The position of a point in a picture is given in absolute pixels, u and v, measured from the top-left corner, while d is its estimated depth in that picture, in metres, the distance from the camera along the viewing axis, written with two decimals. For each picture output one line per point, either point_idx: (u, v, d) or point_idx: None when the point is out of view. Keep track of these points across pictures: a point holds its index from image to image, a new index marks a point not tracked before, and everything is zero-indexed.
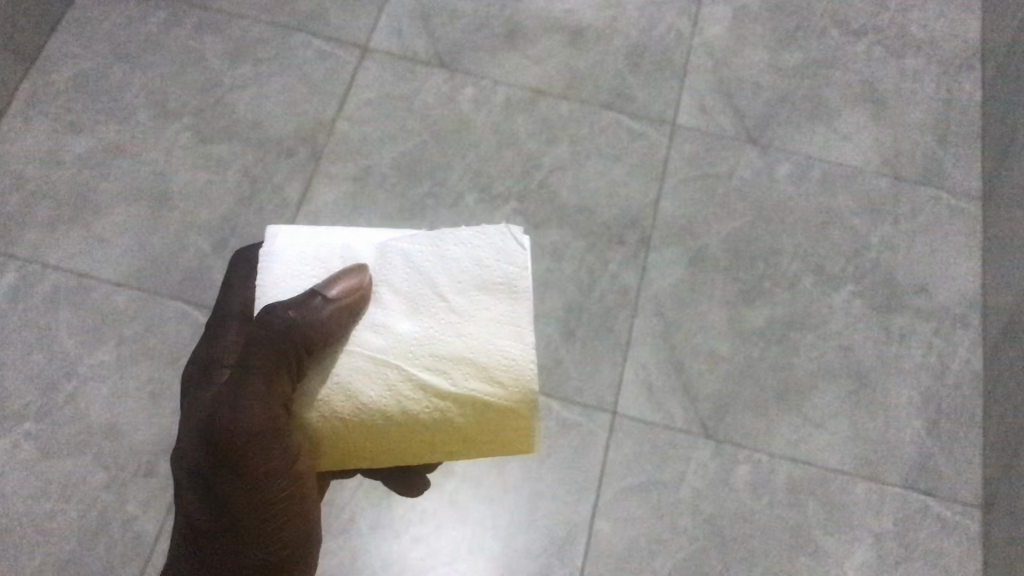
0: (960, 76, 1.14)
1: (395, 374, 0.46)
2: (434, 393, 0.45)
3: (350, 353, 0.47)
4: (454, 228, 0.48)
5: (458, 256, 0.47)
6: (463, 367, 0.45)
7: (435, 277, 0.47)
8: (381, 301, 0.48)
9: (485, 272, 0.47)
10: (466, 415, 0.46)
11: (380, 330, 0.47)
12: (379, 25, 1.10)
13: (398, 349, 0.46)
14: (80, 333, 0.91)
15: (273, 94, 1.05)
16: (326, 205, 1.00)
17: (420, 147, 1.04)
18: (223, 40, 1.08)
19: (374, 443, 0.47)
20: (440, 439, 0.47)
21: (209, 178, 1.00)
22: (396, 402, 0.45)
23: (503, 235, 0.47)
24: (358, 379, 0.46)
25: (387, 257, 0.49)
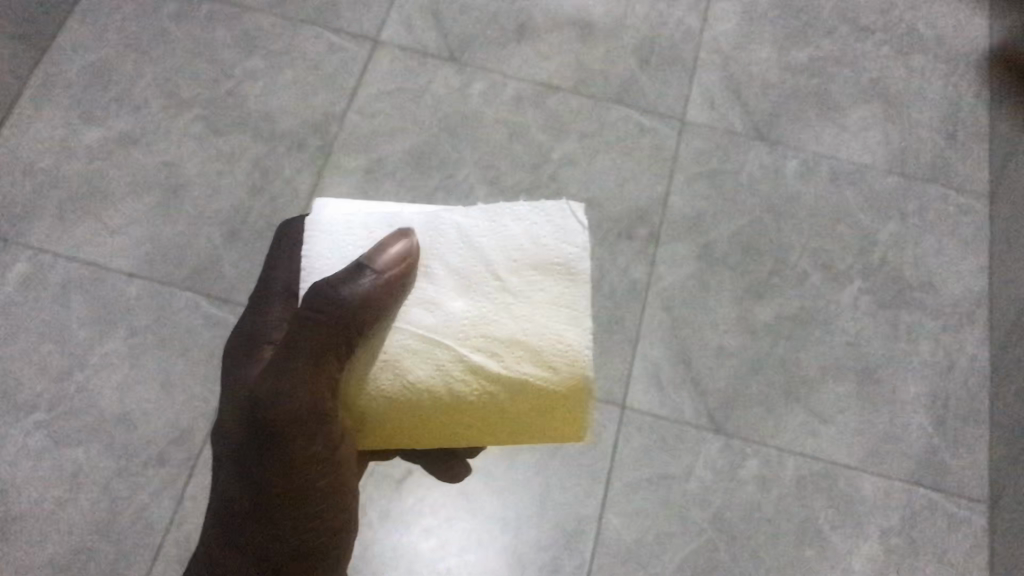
0: (969, 74, 1.15)
1: (445, 354, 0.43)
2: (483, 377, 0.43)
3: (398, 331, 0.44)
4: (512, 202, 0.45)
5: (516, 231, 0.45)
6: (516, 352, 0.43)
7: (489, 253, 0.44)
8: (431, 277, 0.45)
9: (544, 249, 0.44)
10: (515, 400, 0.44)
11: (429, 306, 0.44)
12: (389, 18, 1.11)
13: (448, 328, 0.43)
14: (91, 322, 0.91)
15: (283, 87, 1.05)
16: (337, 197, 1.00)
17: (430, 140, 1.05)
18: (233, 32, 1.08)
19: (419, 423, 0.45)
20: (488, 421, 0.45)
21: (220, 169, 1.00)
22: (444, 385, 0.43)
23: (564, 213, 0.45)
24: (405, 359, 0.44)
25: (439, 228, 0.46)
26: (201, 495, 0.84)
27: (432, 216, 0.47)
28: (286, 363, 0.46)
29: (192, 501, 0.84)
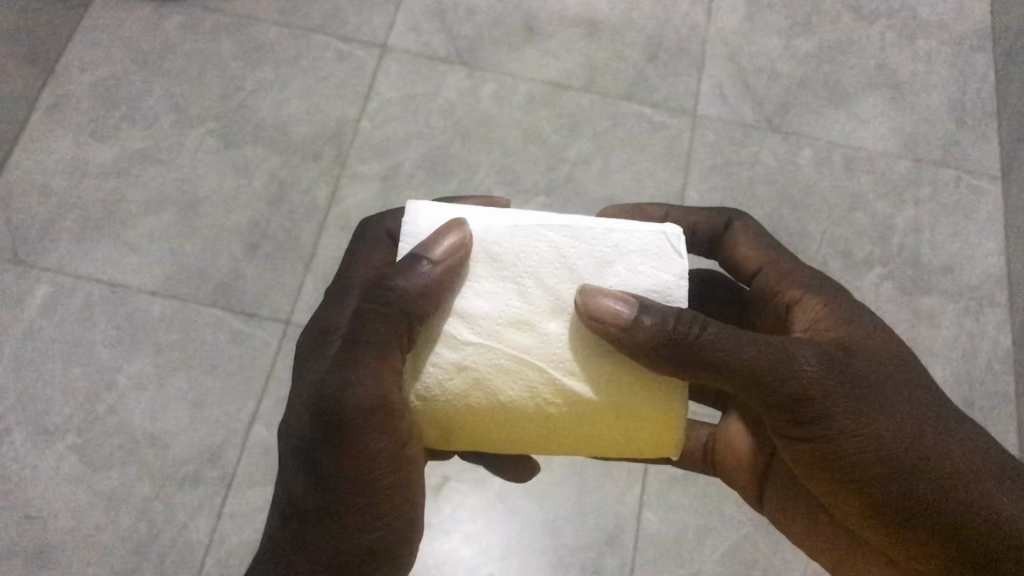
0: (973, 58, 1.16)
1: (538, 376, 0.48)
2: (575, 398, 0.48)
3: (495, 351, 0.48)
4: (611, 225, 0.50)
5: (612, 261, 0.50)
6: (607, 378, 0.49)
7: (589, 280, 0.49)
8: (529, 297, 0.49)
9: (643, 280, 0.50)
10: (601, 422, 0.49)
11: (523, 328, 0.48)
12: (395, 24, 1.11)
13: (546, 352, 0.48)
14: (116, 344, 0.90)
15: (295, 98, 1.05)
16: (356, 205, 0.99)
17: (446, 145, 1.05)
18: (241, 45, 1.08)
19: (499, 433, 0.49)
20: (566, 435, 0.50)
21: (236, 183, 1.00)
22: (535, 401, 0.48)
23: (664, 241, 0.50)
24: (501, 378, 0.48)
25: (534, 246, 0.50)
26: (241, 512, 0.84)
27: (521, 226, 0.50)
28: (354, 360, 0.50)
29: (232, 518, 0.84)
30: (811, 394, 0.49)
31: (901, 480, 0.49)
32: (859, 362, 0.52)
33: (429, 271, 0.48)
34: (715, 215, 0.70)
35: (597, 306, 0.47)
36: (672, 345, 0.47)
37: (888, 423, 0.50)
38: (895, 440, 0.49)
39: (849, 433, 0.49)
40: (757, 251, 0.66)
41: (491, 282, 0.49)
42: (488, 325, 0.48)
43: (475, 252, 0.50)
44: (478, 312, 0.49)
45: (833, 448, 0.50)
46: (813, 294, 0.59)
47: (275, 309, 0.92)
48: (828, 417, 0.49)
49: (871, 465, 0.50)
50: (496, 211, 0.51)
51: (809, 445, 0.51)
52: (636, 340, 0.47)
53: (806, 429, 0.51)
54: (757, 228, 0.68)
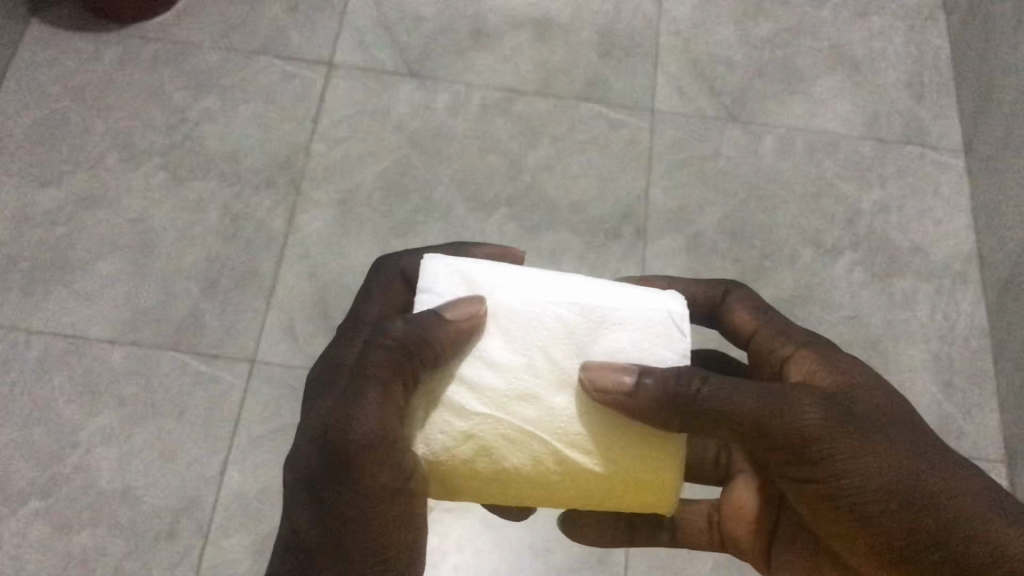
0: (926, 31, 1.15)
1: (540, 445, 0.46)
2: (575, 468, 0.46)
3: (499, 421, 0.46)
4: (619, 302, 0.50)
5: (615, 330, 0.49)
6: (611, 446, 0.47)
7: (594, 350, 0.48)
8: (535, 369, 0.47)
9: (645, 356, 0.49)
10: (601, 489, 0.47)
11: (530, 400, 0.47)
12: (341, 40, 1.08)
13: (553, 422, 0.46)
14: (77, 398, 0.87)
15: (242, 124, 1.02)
16: (313, 232, 0.97)
17: (402, 162, 1.02)
18: (183, 74, 1.04)
19: (499, 497, 0.48)
20: (566, 500, 0.48)
21: (189, 219, 0.96)
22: (539, 470, 0.46)
23: (670, 323, 0.49)
24: (505, 448, 0.46)
25: (540, 316, 0.48)
26: (221, 563, 0.81)
27: (530, 293, 0.49)
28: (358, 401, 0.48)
29: (212, 570, 0.81)
30: (810, 434, 0.49)
31: (905, 518, 0.48)
32: (859, 407, 0.51)
33: (440, 323, 0.46)
34: (711, 287, 0.68)
35: (603, 374, 0.46)
36: (674, 405, 0.47)
37: (888, 466, 0.49)
38: (897, 479, 0.49)
39: (849, 473, 0.49)
40: (754, 315, 0.64)
41: (498, 352, 0.48)
42: (498, 395, 0.47)
43: (489, 321, 0.49)
44: (488, 382, 0.47)
45: (834, 488, 0.50)
46: (808, 349, 0.58)
47: (239, 348, 0.90)
48: (829, 459, 0.49)
49: (875, 501, 0.49)
50: (510, 269, 0.51)
51: (813, 488, 0.51)
52: (639, 405, 0.46)
53: (809, 472, 0.50)
54: (752, 296, 0.66)
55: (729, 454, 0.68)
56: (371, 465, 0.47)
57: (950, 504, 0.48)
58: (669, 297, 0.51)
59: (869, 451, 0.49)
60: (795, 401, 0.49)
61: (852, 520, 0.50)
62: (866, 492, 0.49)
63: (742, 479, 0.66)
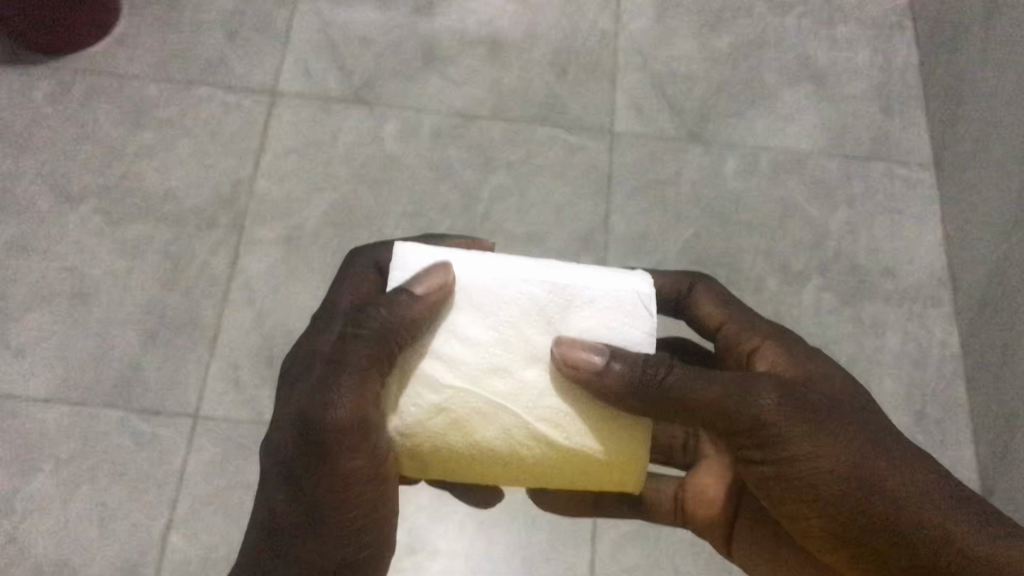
0: (893, 39, 1.12)
1: (513, 421, 0.49)
2: (546, 442, 0.49)
3: (472, 396, 0.49)
4: (585, 282, 0.52)
5: (583, 309, 0.52)
6: (575, 421, 0.50)
7: (562, 329, 0.51)
8: (507, 345, 0.50)
9: (611, 333, 0.52)
10: (565, 465, 0.50)
11: (501, 374, 0.50)
12: (284, 67, 1.03)
13: (522, 397, 0.49)
14: (10, 462, 0.83)
15: (182, 160, 0.98)
16: (257, 275, 0.92)
17: (350, 195, 0.98)
18: (119, 107, 0.99)
19: (473, 472, 0.51)
20: (538, 476, 0.51)
21: (126, 264, 0.92)
22: (510, 446, 0.49)
23: (635, 303, 0.52)
24: (477, 423, 0.49)
25: (509, 295, 0.51)
26: None
27: (500, 273, 0.52)
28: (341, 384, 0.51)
29: None
30: (766, 420, 0.53)
31: (860, 500, 0.53)
32: (815, 397, 0.55)
33: (412, 304, 0.50)
34: (681, 280, 0.72)
35: (571, 352, 0.49)
36: (639, 387, 0.50)
37: (839, 449, 0.53)
38: (854, 466, 0.53)
39: (807, 458, 0.53)
40: (720, 310, 0.69)
41: (472, 330, 0.51)
42: (469, 370, 0.50)
43: (458, 295, 0.51)
44: (460, 357, 0.50)
45: (792, 471, 0.54)
46: (772, 343, 0.64)
47: (181, 403, 0.86)
48: (788, 443, 0.53)
49: (823, 482, 0.53)
50: (480, 254, 0.53)
51: (770, 470, 0.55)
52: (607, 383, 0.49)
53: (764, 453, 0.54)
54: (717, 287, 0.71)
55: (696, 439, 0.73)
56: None
57: (900, 489, 0.52)
58: (637, 278, 0.54)
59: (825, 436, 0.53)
60: (755, 386, 0.54)
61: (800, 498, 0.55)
62: (818, 473, 0.53)
63: (709, 462, 0.71)
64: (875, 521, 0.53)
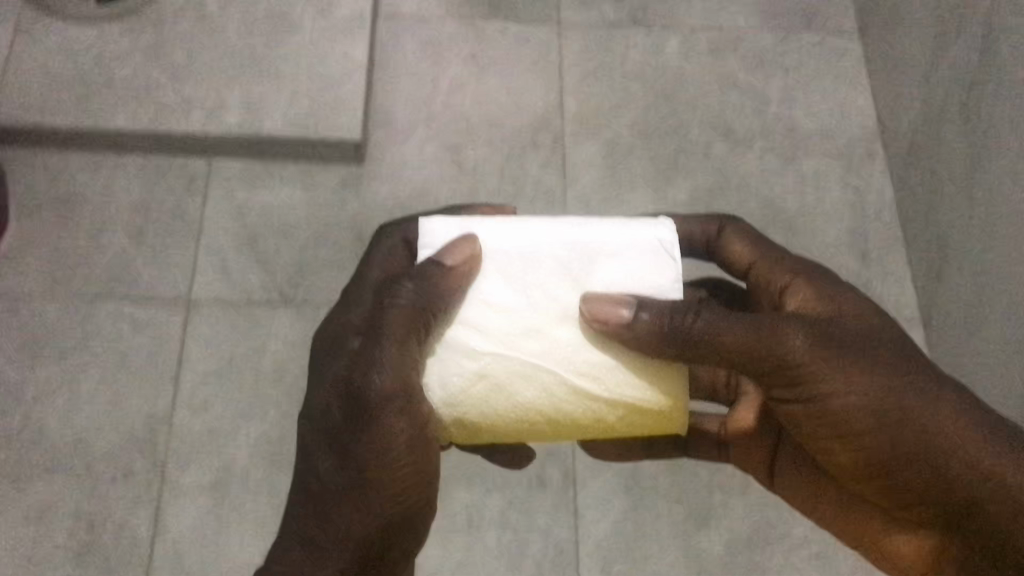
0: (865, 170, 1.04)
1: (552, 379, 0.50)
2: (588, 396, 0.50)
3: (508, 359, 0.50)
4: (605, 238, 0.54)
5: (607, 263, 0.53)
6: (614, 373, 0.51)
7: (589, 283, 0.52)
8: (536, 305, 0.52)
9: (637, 284, 0.53)
10: (610, 413, 0.51)
11: (535, 335, 0.51)
12: (199, 268, 0.93)
13: (558, 355, 0.50)
14: None
15: (88, 395, 0.87)
16: (185, 532, 0.82)
17: (284, 419, 0.87)
18: (13, 336, 0.88)
19: (524, 433, 0.52)
20: (599, 429, 0.52)
21: (33, 534, 0.81)
22: (552, 403, 0.50)
23: (655, 251, 0.53)
24: (515, 384, 0.50)
25: (538, 259, 0.53)
26: None
27: (527, 235, 0.54)
28: (378, 349, 0.51)
29: None
30: (795, 362, 0.53)
31: (894, 436, 0.55)
32: (845, 330, 0.55)
33: (439, 272, 0.51)
34: (707, 222, 0.67)
35: (600, 308, 0.50)
36: (672, 338, 0.50)
37: (866, 387, 0.54)
38: (884, 401, 0.54)
39: (841, 397, 0.54)
40: (749, 248, 0.65)
41: (500, 296, 0.52)
42: (502, 335, 0.50)
43: (484, 263, 0.52)
44: (492, 324, 0.51)
45: (827, 409, 0.55)
46: (802, 279, 0.60)
47: None
48: (817, 380, 0.53)
49: (852, 417, 0.54)
50: (508, 220, 0.54)
51: (798, 403, 0.55)
52: (637, 335, 0.50)
53: (792, 390, 0.55)
54: (748, 227, 0.67)
55: (736, 379, 0.71)
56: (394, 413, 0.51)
57: (935, 421, 0.54)
58: (659, 224, 0.55)
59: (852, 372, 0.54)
60: (784, 327, 0.53)
61: (826, 430, 0.56)
62: (846, 411, 0.54)
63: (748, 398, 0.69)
64: (909, 454, 0.55)
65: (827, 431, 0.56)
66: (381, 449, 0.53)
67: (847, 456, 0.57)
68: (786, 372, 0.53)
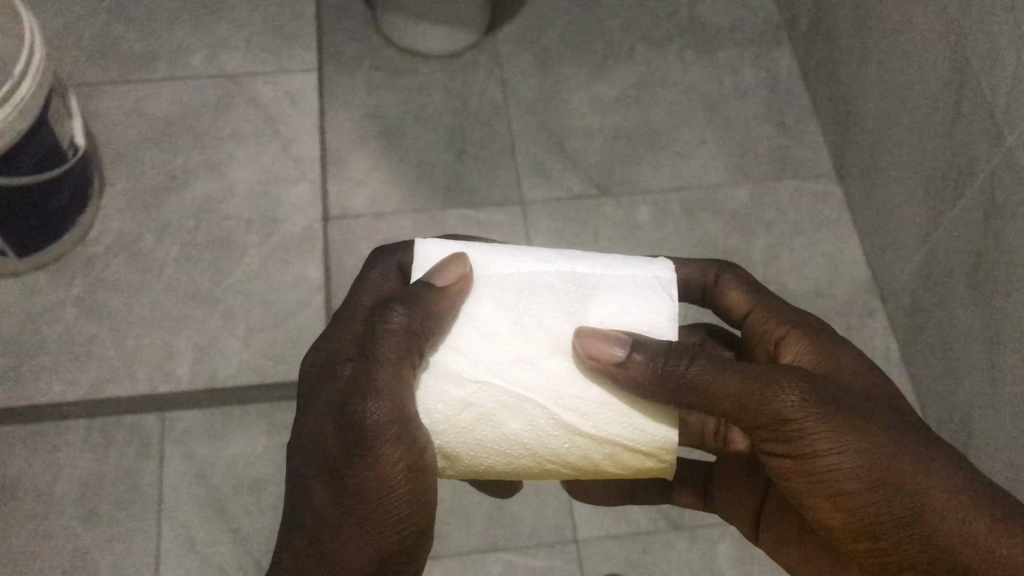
0: (866, 330, 0.98)
1: (536, 410, 0.47)
2: (573, 432, 0.47)
3: (491, 386, 0.47)
4: (601, 276, 0.52)
5: (600, 297, 0.51)
6: (604, 412, 0.48)
7: (585, 315, 0.50)
8: (529, 335, 0.49)
9: (632, 321, 0.50)
10: (597, 451, 0.48)
11: (523, 366, 0.48)
12: (161, 547, 0.82)
13: (547, 387, 0.47)
14: None
15: None
16: None
17: None
18: None
19: (507, 471, 0.49)
20: (581, 471, 0.49)
21: None
22: (536, 436, 0.47)
23: (652, 286, 0.51)
24: (499, 414, 0.47)
25: (532, 287, 0.50)
26: None
27: (522, 262, 0.52)
28: (371, 372, 0.48)
29: None
30: (789, 420, 0.48)
31: (883, 508, 0.48)
32: (835, 387, 0.50)
33: (433, 294, 0.49)
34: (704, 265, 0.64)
35: (592, 343, 0.47)
36: (664, 378, 0.47)
37: (866, 453, 0.48)
38: (877, 473, 0.48)
39: (831, 457, 0.48)
40: (747, 295, 0.62)
41: (491, 324, 0.49)
42: (490, 364, 0.48)
43: (474, 290, 0.50)
44: (480, 352, 0.48)
45: (811, 467, 0.49)
46: (797, 329, 0.58)
47: None
48: (809, 441, 0.48)
49: (852, 486, 0.48)
50: (505, 250, 0.53)
51: (789, 465, 0.49)
52: (628, 374, 0.47)
53: (785, 450, 0.49)
54: (746, 272, 0.63)
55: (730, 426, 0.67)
56: (390, 439, 0.47)
57: (927, 491, 0.48)
58: (660, 264, 0.54)
59: (849, 434, 0.48)
60: (778, 381, 0.48)
61: (825, 500, 0.50)
62: (847, 479, 0.48)
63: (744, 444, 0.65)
64: (897, 521, 0.48)
65: (826, 502, 0.50)
66: (375, 479, 0.48)
67: (835, 523, 0.50)
68: (778, 429, 0.48)
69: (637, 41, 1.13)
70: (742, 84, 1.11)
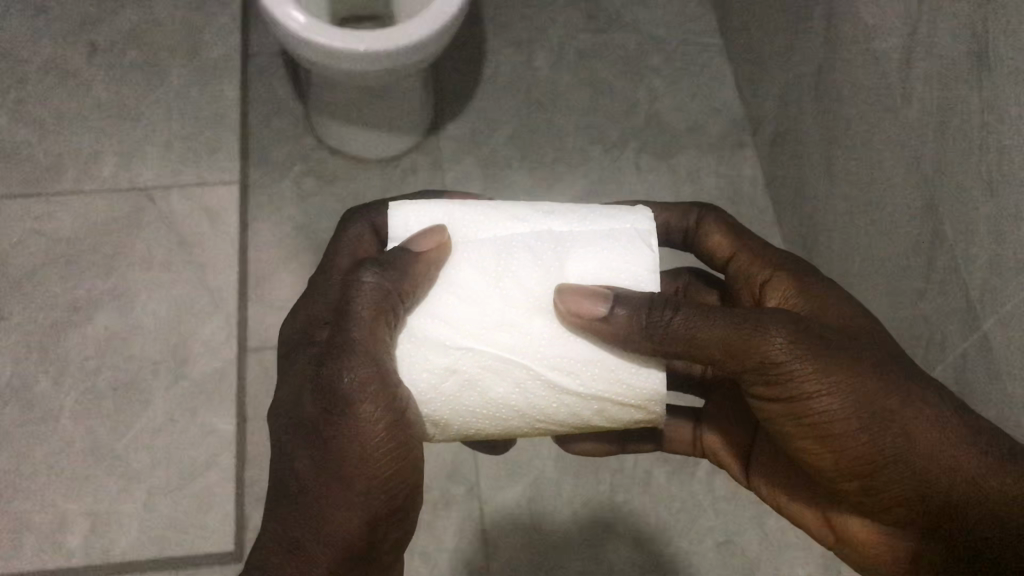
0: None
1: (523, 373, 0.44)
2: (562, 392, 0.44)
3: (472, 350, 0.44)
4: (580, 232, 0.48)
5: (580, 254, 0.47)
6: (592, 368, 0.45)
7: (564, 273, 0.46)
8: (508, 297, 0.45)
9: (616, 280, 0.46)
10: (586, 409, 0.45)
11: (506, 328, 0.44)
12: None
13: (533, 348, 0.44)
14: None
15: None
16: None
17: None
18: None
19: (495, 432, 0.46)
20: (571, 428, 0.46)
21: None
22: (524, 399, 0.44)
23: (635, 240, 0.48)
24: (483, 377, 0.44)
25: (509, 244, 0.47)
26: None
27: (495, 223, 0.48)
28: (342, 335, 0.44)
29: None
30: (780, 365, 0.44)
31: (876, 443, 0.45)
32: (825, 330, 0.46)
33: (408, 257, 0.44)
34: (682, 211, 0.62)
35: (575, 300, 0.43)
36: (652, 333, 0.44)
37: (853, 389, 0.44)
38: (870, 410, 0.44)
39: (822, 399, 0.44)
40: (728, 238, 0.59)
41: (466, 286, 0.45)
42: (469, 327, 0.44)
43: (453, 251, 0.46)
44: (459, 316, 0.45)
45: (804, 411, 0.45)
46: (782, 274, 0.55)
47: None
48: (798, 384, 0.44)
49: (843, 424, 0.44)
50: (478, 205, 0.49)
51: (780, 409, 0.46)
52: (616, 331, 0.43)
53: (777, 395, 0.45)
54: (727, 217, 0.61)
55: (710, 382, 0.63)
56: (367, 400, 0.42)
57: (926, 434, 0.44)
58: (639, 215, 0.50)
59: (840, 373, 0.44)
60: (769, 325, 0.44)
61: (815, 439, 0.46)
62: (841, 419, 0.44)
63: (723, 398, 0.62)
64: (892, 462, 0.45)
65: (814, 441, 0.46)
66: (352, 445, 0.43)
67: (827, 466, 0.47)
68: (766, 369, 0.44)
69: (591, 144, 1.05)
70: (703, 194, 1.04)
